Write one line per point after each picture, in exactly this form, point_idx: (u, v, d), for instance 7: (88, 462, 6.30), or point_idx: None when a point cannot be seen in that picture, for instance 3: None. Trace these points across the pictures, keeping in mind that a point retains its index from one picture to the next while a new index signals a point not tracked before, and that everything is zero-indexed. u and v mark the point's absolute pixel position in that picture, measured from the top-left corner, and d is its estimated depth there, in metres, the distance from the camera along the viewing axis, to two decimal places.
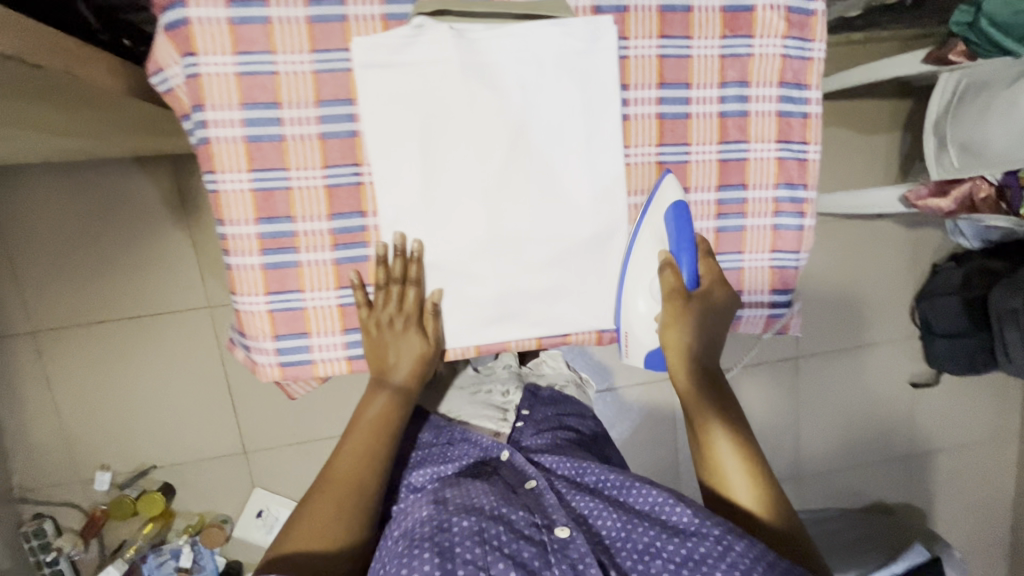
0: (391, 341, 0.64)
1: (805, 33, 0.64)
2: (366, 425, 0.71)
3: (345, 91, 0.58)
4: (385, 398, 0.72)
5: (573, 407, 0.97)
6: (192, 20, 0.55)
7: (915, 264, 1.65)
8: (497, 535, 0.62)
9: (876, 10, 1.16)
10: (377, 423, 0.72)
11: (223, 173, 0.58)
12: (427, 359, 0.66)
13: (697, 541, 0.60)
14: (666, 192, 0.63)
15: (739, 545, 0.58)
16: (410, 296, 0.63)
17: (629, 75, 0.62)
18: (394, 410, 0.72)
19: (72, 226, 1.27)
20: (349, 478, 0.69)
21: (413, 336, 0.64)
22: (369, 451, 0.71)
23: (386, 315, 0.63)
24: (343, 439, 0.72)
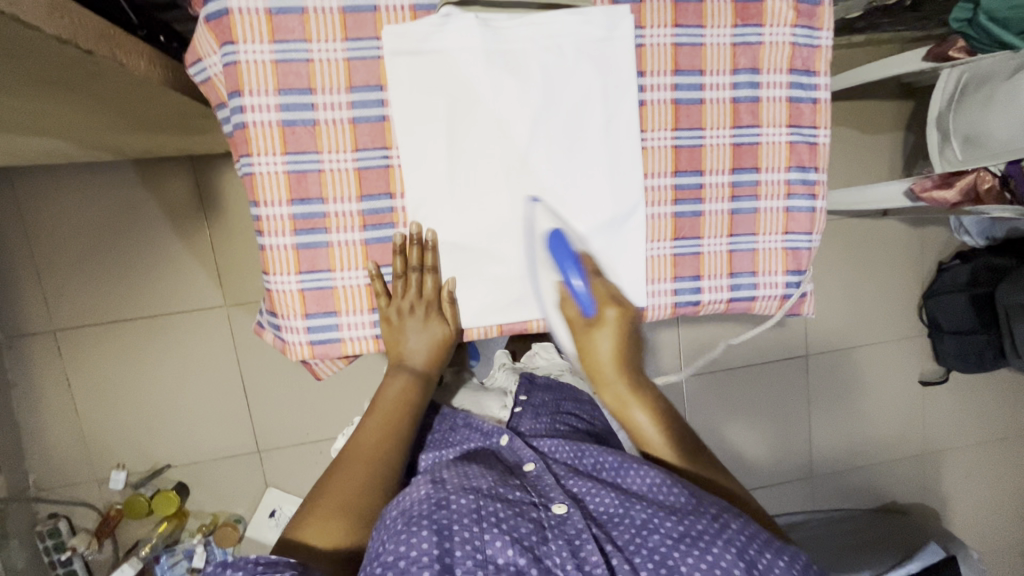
0: (409, 327, 0.67)
1: (813, 21, 0.67)
2: (388, 405, 0.73)
3: (375, 77, 0.61)
4: (405, 379, 0.74)
5: (569, 393, 0.97)
6: (232, 10, 0.58)
7: (920, 262, 1.66)
8: (495, 511, 0.62)
9: (876, 11, 1.19)
10: (398, 404, 0.74)
11: (259, 156, 0.61)
12: (448, 341, 0.70)
13: (694, 517, 0.60)
14: (541, 224, 0.66)
15: (736, 523, 0.59)
16: (427, 286, 0.66)
17: (645, 63, 0.65)
18: (414, 391, 0.75)
19: (95, 227, 1.30)
20: (371, 456, 0.70)
21: (436, 324, 0.68)
22: (390, 431, 0.72)
23: (406, 302, 0.66)
24: (364, 420, 0.74)
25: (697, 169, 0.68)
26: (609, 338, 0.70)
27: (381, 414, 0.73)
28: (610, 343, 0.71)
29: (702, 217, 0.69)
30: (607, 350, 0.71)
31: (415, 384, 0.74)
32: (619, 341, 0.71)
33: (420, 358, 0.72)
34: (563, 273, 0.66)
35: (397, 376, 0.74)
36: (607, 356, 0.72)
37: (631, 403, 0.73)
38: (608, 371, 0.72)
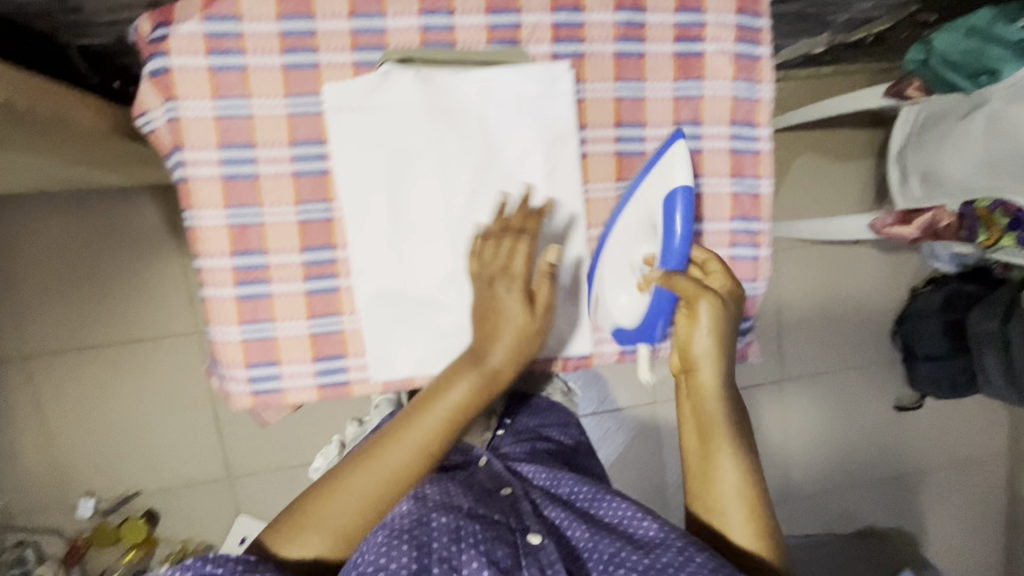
0: (496, 306, 0.61)
1: (752, 76, 0.68)
2: (441, 410, 0.61)
3: (317, 132, 0.62)
4: (470, 382, 0.62)
5: (556, 417, 0.88)
6: (174, 68, 0.59)
7: (894, 287, 1.67)
8: (475, 533, 0.57)
9: (839, 47, 1.21)
10: (451, 411, 0.62)
11: (200, 210, 0.61)
12: (530, 340, 0.62)
13: (659, 550, 0.57)
14: (676, 171, 0.60)
15: (700, 557, 0.55)
16: (518, 261, 0.61)
17: (587, 116, 0.66)
18: (478, 399, 0.62)
19: (66, 255, 1.30)
20: (404, 466, 0.61)
21: (529, 315, 0.61)
22: (434, 443, 0.62)
23: (496, 265, 0.62)
24: (405, 419, 0.62)
25: None
26: (715, 337, 0.61)
27: (429, 421, 0.61)
28: (712, 339, 0.62)
29: None
30: (711, 353, 0.61)
31: (476, 387, 0.62)
32: (722, 342, 0.62)
33: (495, 358, 0.62)
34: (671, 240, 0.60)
35: (463, 378, 0.62)
36: (710, 355, 0.62)
37: (716, 419, 0.62)
38: (705, 369, 0.62)
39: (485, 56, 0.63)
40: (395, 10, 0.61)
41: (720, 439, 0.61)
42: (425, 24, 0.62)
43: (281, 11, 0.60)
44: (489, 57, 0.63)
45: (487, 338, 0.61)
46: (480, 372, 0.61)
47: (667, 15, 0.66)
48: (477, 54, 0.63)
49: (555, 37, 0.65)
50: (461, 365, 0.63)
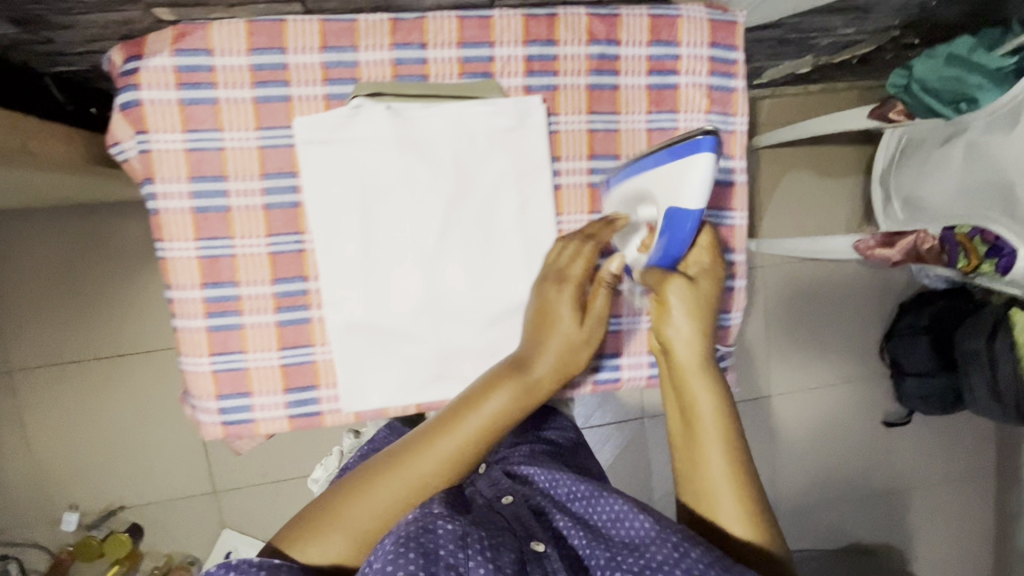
0: (551, 306, 0.61)
1: (727, 108, 0.68)
2: (479, 420, 0.58)
3: (288, 164, 0.62)
4: (512, 392, 0.59)
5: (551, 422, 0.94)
6: (145, 101, 0.59)
7: (883, 303, 1.67)
8: (481, 540, 0.53)
9: (825, 67, 1.21)
10: (489, 422, 0.58)
11: (171, 242, 0.62)
12: (577, 351, 0.61)
13: (654, 547, 0.52)
14: (692, 168, 0.52)
15: (696, 551, 0.50)
16: (577, 265, 0.61)
17: (560, 148, 0.66)
18: (518, 410, 0.59)
19: (51, 269, 1.30)
20: (434, 476, 0.57)
21: (582, 326, 0.61)
22: (469, 455, 0.58)
23: (564, 260, 0.63)
24: (439, 426, 0.58)
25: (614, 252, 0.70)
26: (692, 317, 0.58)
27: (465, 432, 0.58)
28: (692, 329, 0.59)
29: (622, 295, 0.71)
30: (688, 335, 0.59)
31: (517, 398, 0.59)
32: (699, 322, 0.59)
33: (540, 369, 0.60)
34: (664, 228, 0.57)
35: (504, 388, 0.59)
36: (690, 339, 0.59)
37: (699, 404, 0.58)
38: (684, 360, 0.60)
39: (455, 91, 0.63)
40: (366, 44, 0.61)
41: (704, 425, 0.58)
42: (396, 57, 0.62)
43: (252, 45, 0.60)
44: (460, 91, 0.63)
45: (533, 347, 0.61)
46: (522, 382, 0.60)
47: (641, 48, 0.66)
48: (447, 88, 0.63)
49: (528, 70, 0.65)
50: (502, 374, 0.60)
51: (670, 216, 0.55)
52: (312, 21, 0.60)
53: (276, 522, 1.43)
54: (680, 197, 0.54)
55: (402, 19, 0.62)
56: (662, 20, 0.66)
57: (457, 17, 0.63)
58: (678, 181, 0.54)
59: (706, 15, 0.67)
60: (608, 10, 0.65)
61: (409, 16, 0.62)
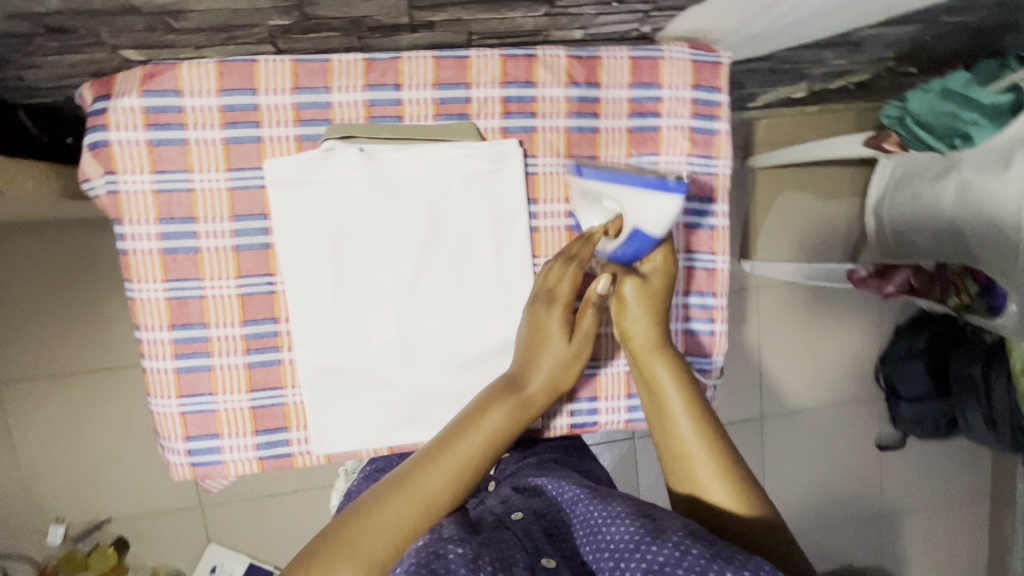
0: (542, 327, 0.61)
1: (709, 150, 0.67)
2: (480, 436, 0.57)
3: (258, 206, 0.61)
4: (507, 407, 0.59)
5: None
6: (112, 142, 0.58)
7: (878, 325, 1.65)
8: (493, 562, 0.48)
9: (822, 91, 1.19)
10: (489, 438, 0.57)
11: (139, 283, 0.61)
12: (568, 367, 0.62)
13: (654, 547, 0.47)
14: (662, 203, 0.53)
15: (698, 549, 0.45)
16: (564, 283, 0.61)
17: (538, 190, 0.65)
18: (514, 427, 0.59)
19: (38, 282, 1.30)
20: (442, 496, 0.54)
21: (569, 344, 0.61)
22: (472, 474, 0.56)
23: (553, 280, 0.62)
24: (439, 444, 0.57)
25: None
26: (647, 306, 0.60)
27: (468, 448, 0.56)
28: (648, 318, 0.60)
29: (600, 339, 0.70)
30: (644, 324, 0.60)
31: (514, 413, 0.59)
32: (655, 309, 0.60)
33: (533, 385, 0.61)
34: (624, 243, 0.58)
35: (500, 404, 0.59)
36: (647, 328, 0.60)
37: (667, 393, 0.59)
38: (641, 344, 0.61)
39: (429, 131, 0.62)
40: (339, 84, 0.60)
41: (675, 413, 0.58)
42: (370, 98, 0.61)
43: (222, 85, 0.59)
44: (434, 133, 0.62)
45: (526, 365, 0.61)
46: (517, 398, 0.60)
47: (622, 90, 0.65)
48: (421, 129, 0.62)
49: (506, 110, 0.63)
50: (496, 392, 0.60)
51: (634, 237, 0.57)
52: (284, 61, 0.59)
53: (261, 538, 1.43)
54: (650, 227, 0.55)
55: (376, 59, 0.61)
56: (643, 60, 0.64)
57: (433, 57, 0.62)
58: (647, 213, 0.55)
59: (690, 56, 0.65)
60: (588, 51, 0.64)
61: (384, 57, 0.61)
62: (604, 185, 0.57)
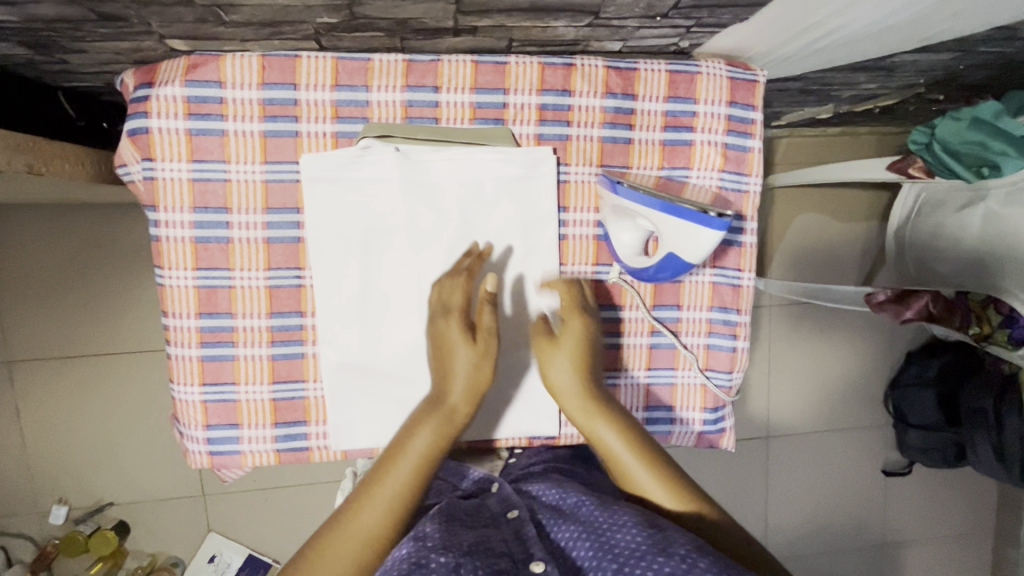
0: (447, 340, 0.60)
1: (741, 167, 0.67)
2: (407, 463, 0.57)
3: (293, 200, 0.62)
4: (433, 425, 0.58)
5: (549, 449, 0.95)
6: (153, 129, 0.59)
7: (889, 350, 1.64)
8: (479, 568, 0.49)
9: (847, 114, 1.19)
10: (418, 462, 0.57)
11: (170, 270, 0.61)
12: (480, 367, 0.59)
13: (660, 558, 0.48)
14: (704, 235, 0.57)
15: (704, 563, 0.46)
16: (456, 295, 0.61)
17: (569, 199, 0.65)
18: (444, 444, 0.58)
19: (57, 262, 1.31)
20: (382, 530, 0.55)
21: (477, 343, 0.59)
22: (408, 500, 0.56)
23: (448, 291, 0.61)
24: (372, 475, 0.57)
25: (616, 304, 0.68)
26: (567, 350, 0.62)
27: (398, 479, 0.56)
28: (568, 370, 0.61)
29: (620, 349, 0.69)
30: (566, 369, 0.61)
31: (440, 431, 0.58)
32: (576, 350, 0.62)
33: (453, 397, 0.59)
34: (655, 262, 0.61)
35: (426, 426, 0.58)
36: (570, 386, 0.61)
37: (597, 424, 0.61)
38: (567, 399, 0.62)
39: (466, 133, 0.63)
40: (379, 84, 0.61)
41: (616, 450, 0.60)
42: (409, 99, 0.62)
43: (264, 78, 0.59)
44: (470, 136, 0.63)
45: (441, 380, 0.60)
46: (443, 416, 0.59)
47: (657, 103, 0.65)
48: (457, 132, 0.63)
49: (541, 118, 0.64)
50: (419, 413, 0.59)
51: (666, 258, 0.60)
52: (326, 58, 0.60)
53: (262, 531, 1.43)
54: (685, 253, 0.59)
55: (417, 61, 0.61)
56: (680, 75, 0.65)
57: (473, 62, 0.62)
58: (687, 242, 0.58)
59: (726, 73, 0.65)
60: (626, 64, 0.64)
61: (425, 59, 0.61)
62: (639, 207, 0.59)
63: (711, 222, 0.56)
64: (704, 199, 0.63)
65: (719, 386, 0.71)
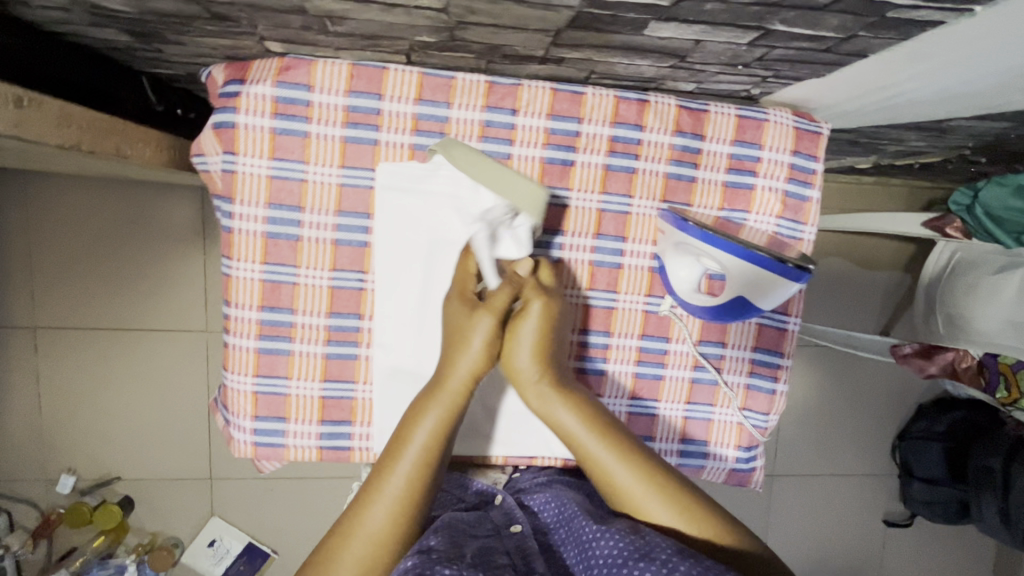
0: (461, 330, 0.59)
1: (798, 216, 0.69)
2: (412, 454, 0.55)
3: (363, 206, 0.63)
4: (441, 409, 0.57)
5: None
6: (239, 124, 0.60)
7: (901, 401, 1.64)
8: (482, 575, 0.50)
9: (887, 166, 1.20)
10: (420, 456, 0.55)
11: (238, 261, 0.63)
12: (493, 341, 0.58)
13: (642, 563, 0.48)
14: (782, 284, 0.59)
15: (684, 567, 0.47)
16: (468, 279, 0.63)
17: (629, 229, 0.67)
18: (451, 425, 0.57)
19: (96, 233, 1.32)
20: (389, 531, 0.53)
21: (477, 312, 0.59)
22: (415, 497, 0.54)
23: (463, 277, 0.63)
24: (373, 477, 0.55)
25: (663, 336, 0.70)
26: (534, 355, 0.59)
27: (403, 471, 0.55)
28: (529, 348, 0.60)
29: (662, 380, 0.70)
30: (528, 358, 0.60)
31: (448, 416, 0.57)
32: (543, 344, 0.60)
33: (454, 379, 0.58)
34: (724, 301, 0.62)
35: (429, 411, 0.57)
36: (531, 364, 0.60)
37: (566, 420, 0.60)
38: (528, 381, 0.60)
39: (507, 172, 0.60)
40: (460, 102, 0.63)
41: (588, 444, 0.59)
42: (487, 119, 0.63)
43: (351, 86, 0.61)
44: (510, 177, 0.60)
45: (447, 357, 0.59)
46: (447, 400, 0.57)
47: (724, 146, 0.67)
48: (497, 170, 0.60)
49: (611, 149, 0.66)
50: (422, 398, 0.58)
51: (736, 300, 0.61)
52: (412, 73, 0.62)
53: (265, 520, 1.43)
54: (755, 296, 0.61)
55: (498, 83, 0.63)
56: (748, 121, 0.67)
57: (551, 89, 0.64)
58: (762, 288, 0.60)
59: (793, 123, 0.67)
60: (698, 105, 0.66)
61: (506, 82, 0.63)
62: (708, 248, 0.60)
63: (790, 272, 0.58)
64: (762, 242, 0.64)
65: (755, 424, 0.72)
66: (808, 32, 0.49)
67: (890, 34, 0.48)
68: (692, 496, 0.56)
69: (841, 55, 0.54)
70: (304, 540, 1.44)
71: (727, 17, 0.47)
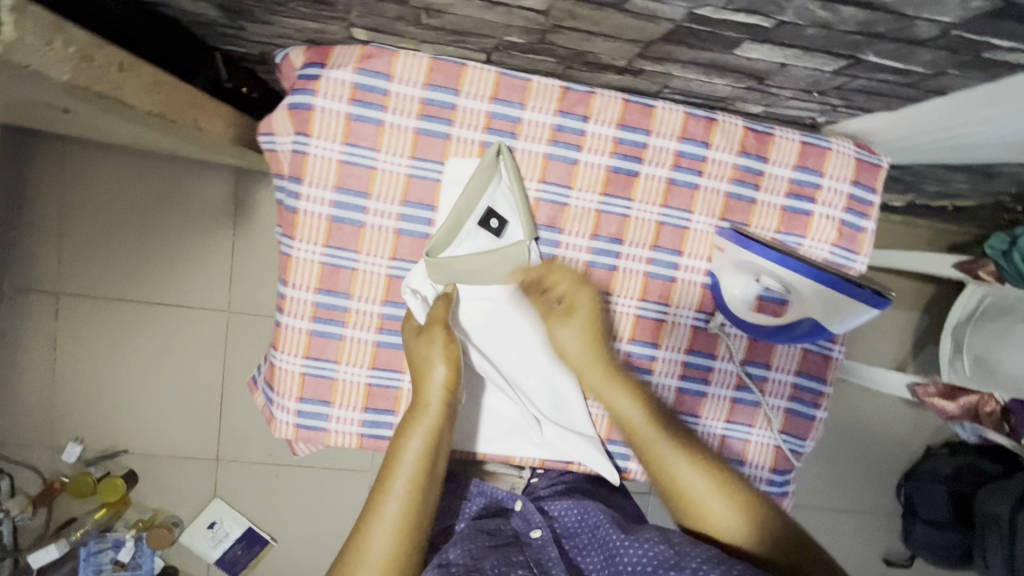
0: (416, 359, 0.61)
1: (852, 245, 0.69)
2: (405, 477, 0.58)
3: (429, 198, 0.64)
4: (422, 432, 0.59)
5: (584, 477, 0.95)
6: (316, 107, 0.61)
7: (909, 440, 1.64)
8: None
9: (918, 206, 1.22)
10: (412, 479, 0.58)
11: (300, 242, 0.63)
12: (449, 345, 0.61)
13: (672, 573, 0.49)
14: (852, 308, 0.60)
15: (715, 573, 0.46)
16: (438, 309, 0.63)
17: (686, 244, 0.68)
18: (437, 446, 0.60)
19: (128, 203, 1.33)
20: (393, 551, 0.55)
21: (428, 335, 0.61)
22: (412, 520, 0.57)
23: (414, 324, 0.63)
24: (371, 503, 0.58)
25: (710, 352, 0.70)
26: (589, 346, 0.65)
27: (397, 491, 0.58)
28: (578, 338, 0.65)
29: (705, 398, 0.71)
30: (584, 348, 0.65)
31: (431, 437, 0.59)
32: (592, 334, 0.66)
33: (430, 400, 0.60)
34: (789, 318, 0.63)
35: (413, 429, 0.59)
36: (587, 354, 0.65)
37: (624, 407, 0.65)
38: (589, 367, 0.66)
39: (466, 208, 0.63)
40: (534, 104, 0.64)
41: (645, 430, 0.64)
42: (559, 123, 0.64)
43: (429, 80, 0.62)
44: (461, 220, 0.63)
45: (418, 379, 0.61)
46: (428, 418, 0.60)
47: (786, 170, 0.67)
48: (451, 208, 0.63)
49: (676, 164, 0.66)
50: (407, 418, 0.60)
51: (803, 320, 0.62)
52: (490, 72, 0.63)
53: (267, 507, 1.42)
54: (823, 318, 0.62)
55: (572, 89, 0.64)
56: (812, 148, 0.67)
57: (623, 100, 0.65)
58: (831, 311, 0.60)
59: (855, 154, 0.68)
60: (764, 128, 0.67)
61: (580, 89, 0.64)
62: (775, 267, 0.61)
63: (867, 296, 0.58)
64: None
65: (790, 445, 0.72)
66: (898, 65, 0.50)
67: (978, 74, 0.49)
68: (736, 483, 0.62)
69: (921, 90, 0.55)
70: (305, 529, 1.43)
71: (823, 43, 0.48)
